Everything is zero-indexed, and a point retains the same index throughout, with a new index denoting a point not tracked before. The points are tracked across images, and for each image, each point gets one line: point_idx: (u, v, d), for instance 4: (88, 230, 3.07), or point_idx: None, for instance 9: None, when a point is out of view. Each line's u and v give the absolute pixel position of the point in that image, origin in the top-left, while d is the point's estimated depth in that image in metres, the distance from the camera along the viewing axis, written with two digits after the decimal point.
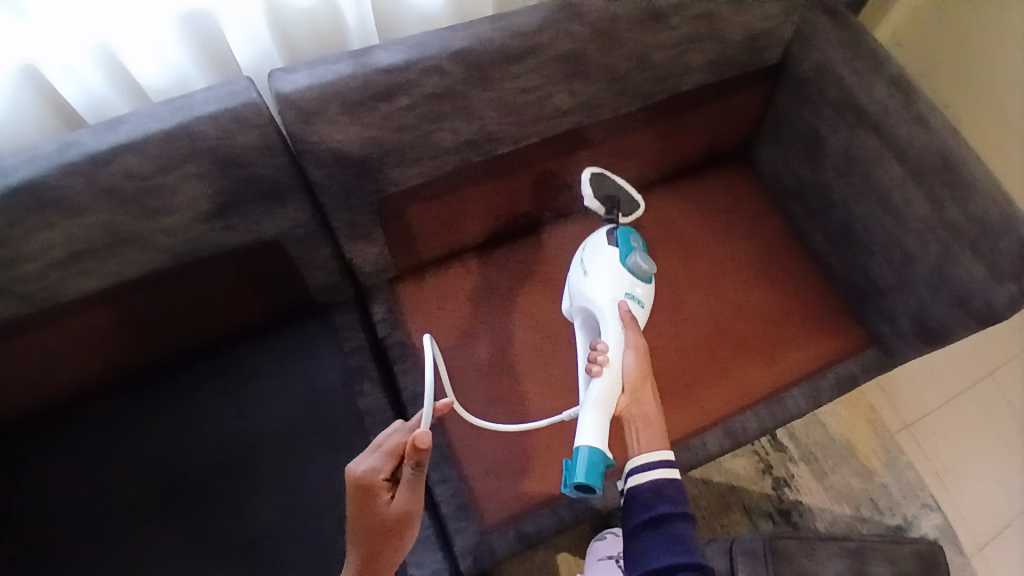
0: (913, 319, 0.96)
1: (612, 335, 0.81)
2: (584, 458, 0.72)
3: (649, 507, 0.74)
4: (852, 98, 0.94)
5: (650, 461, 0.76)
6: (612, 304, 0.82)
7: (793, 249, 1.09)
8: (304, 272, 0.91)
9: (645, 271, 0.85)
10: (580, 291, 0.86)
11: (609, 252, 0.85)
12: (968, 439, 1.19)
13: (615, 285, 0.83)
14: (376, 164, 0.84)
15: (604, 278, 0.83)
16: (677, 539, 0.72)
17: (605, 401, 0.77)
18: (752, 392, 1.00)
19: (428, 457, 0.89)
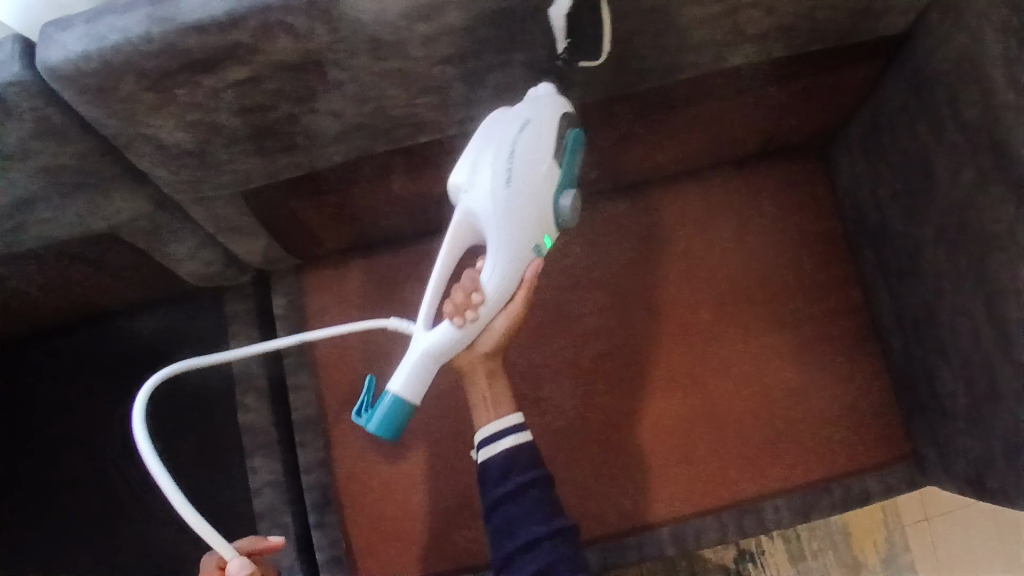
0: (969, 458, 0.68)
1: (497, 289, 0.61)
2: (397, 411, 0.62)
3: (496, 487, 0.61)
4: (998, 128, 0.58)
5: (500, 428, 0.63)
6: (517, 252, 0.60)
7: (844, 306, 0.80)
8: (168, 262, 0.72)
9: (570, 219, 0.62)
10: (486, 196, 0.58)
11: (550, 174, 0.59)
12: (1005, 554, 0.93)
13: (534, 232, 0.60)
14: (226, 151, 0.60)
15: (526, 214, 0.59)
16: (531, 513, 0.60)
17: (444, 355, 0.64)
18: (723, 492, 0.77)
19: (308, 500, 0.76)
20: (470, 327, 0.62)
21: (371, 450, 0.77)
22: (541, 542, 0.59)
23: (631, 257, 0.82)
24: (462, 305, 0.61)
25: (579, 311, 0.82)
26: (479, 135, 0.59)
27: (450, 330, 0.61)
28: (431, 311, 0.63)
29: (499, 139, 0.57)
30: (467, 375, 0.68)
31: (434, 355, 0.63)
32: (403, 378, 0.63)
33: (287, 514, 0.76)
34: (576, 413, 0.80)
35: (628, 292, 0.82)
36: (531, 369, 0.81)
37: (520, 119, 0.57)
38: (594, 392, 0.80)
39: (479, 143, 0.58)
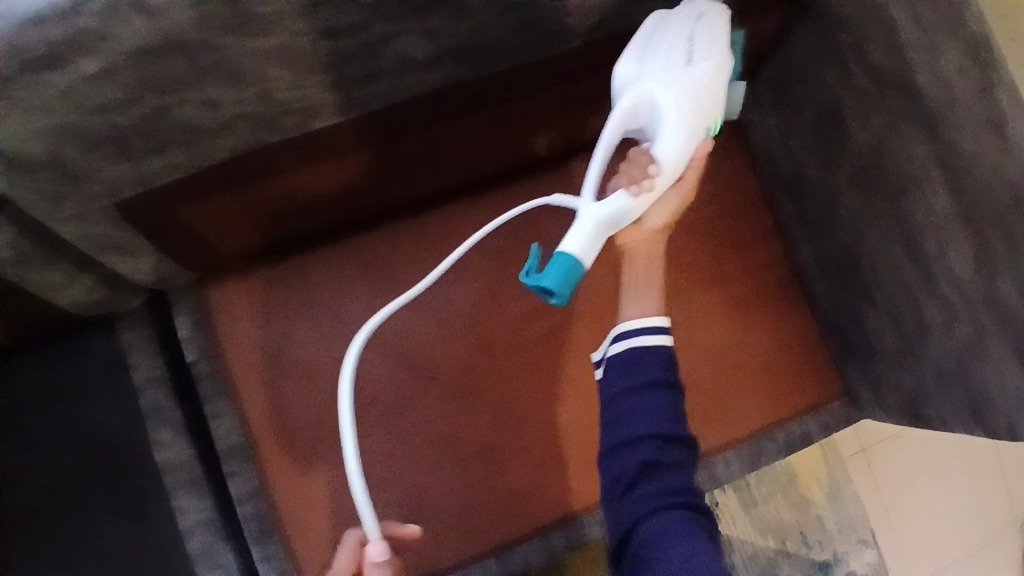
0: (901, 391, 0.71)
1: (676, 163, 0.54)
2: (574, 274, 0.50)
3: (626, 376, 0.53)
4: (903, 67, 0.59)
5: (645, 327, 0.54)
6: (697, 127, 0.55)
7: (773, 256, 0.79)
8: (41, 295, 0.62)
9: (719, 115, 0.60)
10: (666, 72, 0.53)
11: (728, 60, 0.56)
12: (929, 466, 1.01)
13: (711, 112, 0.55)
14: (87, 158, 0.52)
15: (710, 93, 0.54)
16: (662, 411, 0.52)
17: (614, 231, 0.54)
18: None
19: (246, 532, 0.70)
20: (645, 200, 0.54)
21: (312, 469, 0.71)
22: (655, 441, 0.51)
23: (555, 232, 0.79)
24: (640, 174, 0.53)
25: (511, 294, 0.77)
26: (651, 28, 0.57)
27: (628, 197, 0.52)
28: (598, 180, 0.53)
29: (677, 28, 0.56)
30: (626, 255, 0.62)
31: (610, 228, 0.53)
32: (582, 238, 0.51)
33: (227, 554, 0.68)
34: (524, 399, 0.76)
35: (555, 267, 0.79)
36: (472, 356, 0.76)
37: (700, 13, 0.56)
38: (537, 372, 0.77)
39: (645, 36, 0.56)
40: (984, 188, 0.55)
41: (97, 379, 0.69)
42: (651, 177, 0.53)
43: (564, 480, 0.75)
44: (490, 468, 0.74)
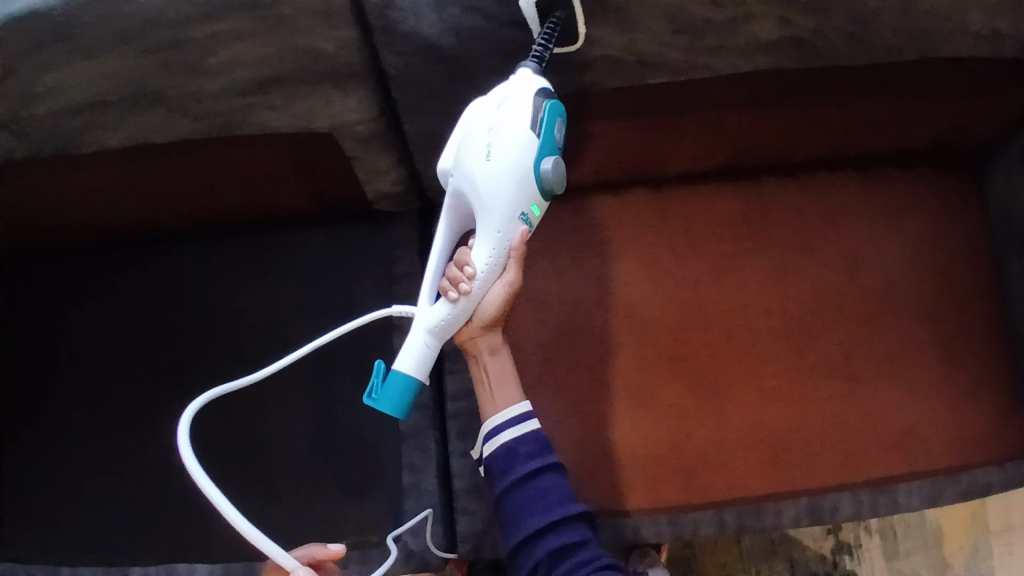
0: None
1: (488, 263, 0.61)
2: (412, 390, 0.63)
3: (512, 468, 0.64)
4: None
5: (505, 419, 0.66)
6: (502, 222, 0.60)
7: (983, 304, 0.83)
8: (362, 177, 0.72)
9: (554, 186, 0.59)
10: (475, 179, 0.58)
11: (518, 139, 0.57)
12: None
13: (513, 205, 0.59)
14: (478, 64, 0.61)
15: (507, 188, 0.58)
16: (549, 496, 0.63)
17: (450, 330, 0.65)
18: (860, 470, 0.79)
19: (451, 426, 0.77)
20: (465, 301, 0.63)
21: None
22: (547, 530, 0.62)
23: (790, 235, 0.84)
24: (455, 278, 0.62)
25: (731, 280, 0.83)
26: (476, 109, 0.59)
27: (446, 307, 0.62)
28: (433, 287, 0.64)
29: (487, 109, 0.58)
30: (470, 350, 0.70)
31: (439, 332, 0.64)
32: (415, 354, 0.63)
33: (431, 439, 0.76)
34: (727, 378, 0.81)
35: (778, 269, 0.83)
36: (686, 328, 0.82)
37: (503, 101, 0.58)
38: (745, 359, 0.81)
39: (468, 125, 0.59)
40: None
41: (367, 263, 0.79)
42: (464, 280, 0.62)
43: (747, 462, 0.79)
44: (682, 434, 0.79)
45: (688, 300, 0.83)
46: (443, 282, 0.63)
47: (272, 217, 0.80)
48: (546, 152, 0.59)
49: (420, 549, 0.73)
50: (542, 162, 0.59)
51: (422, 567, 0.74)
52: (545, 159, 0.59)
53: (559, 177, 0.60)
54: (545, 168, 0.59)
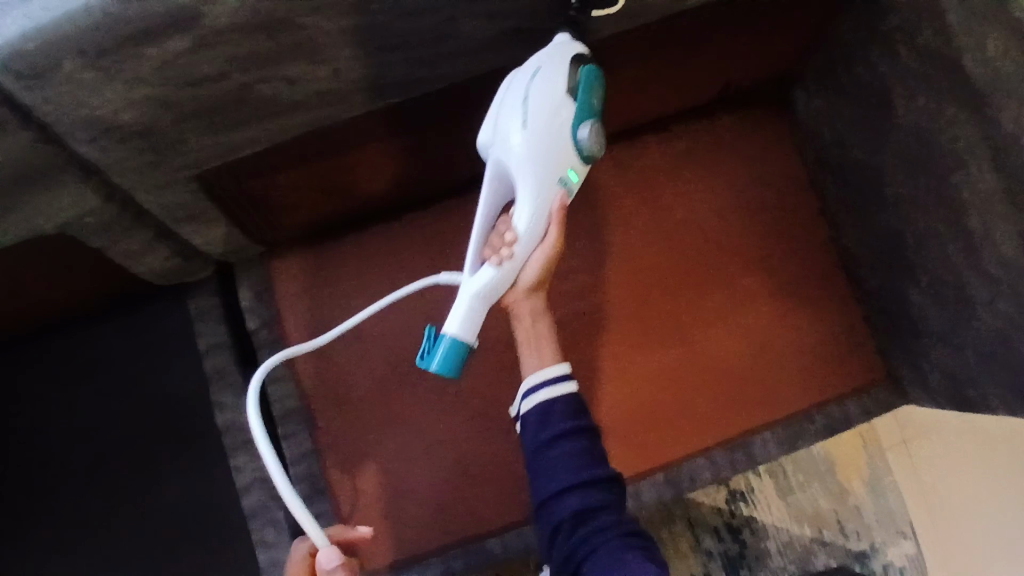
0: (946, 373, 0.71)
1: (530, 228, 0.56)
2: (460, 353, 0.57)
3: (551, 426, 0.57)
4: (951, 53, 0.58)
5: (540, 379, 0.58)
6: (536, 187, 0.55)
7: (814, 235, 0.80)
8: (126, 262, 0.68)
9: (592, 148, 0.54)
10: (512, 146, 0.54)
11: (558, 101, 0.53)
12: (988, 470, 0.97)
13: (553, 167, 0.54)
14: (178, 132, 0.57)
15: (542, 149, 0.53)
16: (582, 459, 0.55)
17: (493, 299, 0.59)
18: (713, 433, 0.77)
19: (298, 492, 0.75)
20: (509, 267, 0.58)
21: (366, 436, 0.75)
22: (574, 491, 0.54)
23: (608, 210, 0.80)
24: (497, 244, 0.57)
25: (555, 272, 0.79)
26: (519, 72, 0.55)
27: (490, 271, 0.57)
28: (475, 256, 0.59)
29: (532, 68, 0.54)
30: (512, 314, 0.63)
31: (485, 297, 0.58)
32: (459, 319, 0.58)
33: (279, 509, 0.75)
34: (569, 370, 0.77)
35: (600, 248, 0.80)
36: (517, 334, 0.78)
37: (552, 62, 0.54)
38: (581, 351, 0.78)
39: (501, 95, 0.56)
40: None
41: (175, 343, 0.76)
42: (506, 246, 0.57)
43: (605, 449, 0.76)
44: None
45: None
46: (484, 250, 0.59)
47: (52, 320, 0.74)
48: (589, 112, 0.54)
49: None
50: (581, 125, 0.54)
51: None
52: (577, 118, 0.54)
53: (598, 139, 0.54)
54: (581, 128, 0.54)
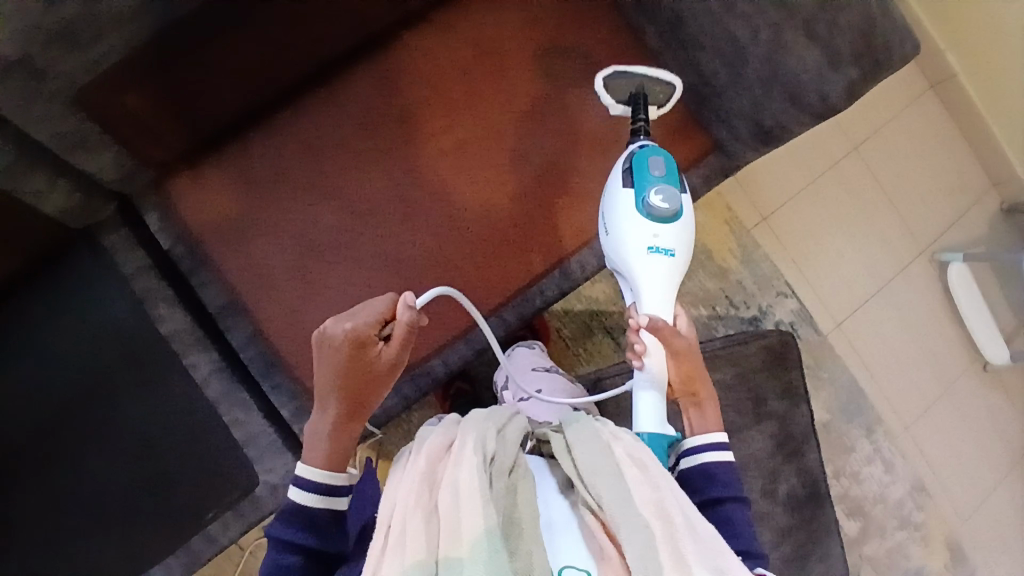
0: (748, 118, 0.85)
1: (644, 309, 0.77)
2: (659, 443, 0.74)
3: (703, 491, 0.70)
4: None
5: (705, 445, 0.72)
6: (634, 258, 0.77)
7: (624, 50, 0.93)
8: (35, 206, 0.76)
9: (664, 212, 0.76)
10: (615, 244, 0.79)
11: (621, 193, 0.79)
12: (832, 224, 1.20)
13: (638, 222, 0.77)
14: (46, 59, 0.66)
15: (629, 223, 0.77)
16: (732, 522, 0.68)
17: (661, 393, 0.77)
18: (590, 225, 0.90)
19: (254, 371, 0.85)
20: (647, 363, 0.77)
21: (297, 307, 0.85)
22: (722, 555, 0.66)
23: (449, 70, 0.91)
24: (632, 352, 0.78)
25: (420, 135, 0.89)
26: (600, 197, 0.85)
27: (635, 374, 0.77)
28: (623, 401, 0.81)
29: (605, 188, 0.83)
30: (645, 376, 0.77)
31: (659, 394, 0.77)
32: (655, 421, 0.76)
33: (242, 391, 0.84)
34: (456, 213, 0.89)
35: (457, 106, 0.90)
36: (402, 190, 0.88)
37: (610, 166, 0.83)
38: (458, 191, 0.89)
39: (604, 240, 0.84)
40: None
41: (100, 282, 0.84)
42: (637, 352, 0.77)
43: (500, 267, 0.89)
44: (442, 271, 0.88)
45: (393, 163, 0.89)
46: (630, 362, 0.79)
47: None
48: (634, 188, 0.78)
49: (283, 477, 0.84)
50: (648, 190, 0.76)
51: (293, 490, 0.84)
52: (643, 205, 0.77)
53: (660, 198, 0.76)
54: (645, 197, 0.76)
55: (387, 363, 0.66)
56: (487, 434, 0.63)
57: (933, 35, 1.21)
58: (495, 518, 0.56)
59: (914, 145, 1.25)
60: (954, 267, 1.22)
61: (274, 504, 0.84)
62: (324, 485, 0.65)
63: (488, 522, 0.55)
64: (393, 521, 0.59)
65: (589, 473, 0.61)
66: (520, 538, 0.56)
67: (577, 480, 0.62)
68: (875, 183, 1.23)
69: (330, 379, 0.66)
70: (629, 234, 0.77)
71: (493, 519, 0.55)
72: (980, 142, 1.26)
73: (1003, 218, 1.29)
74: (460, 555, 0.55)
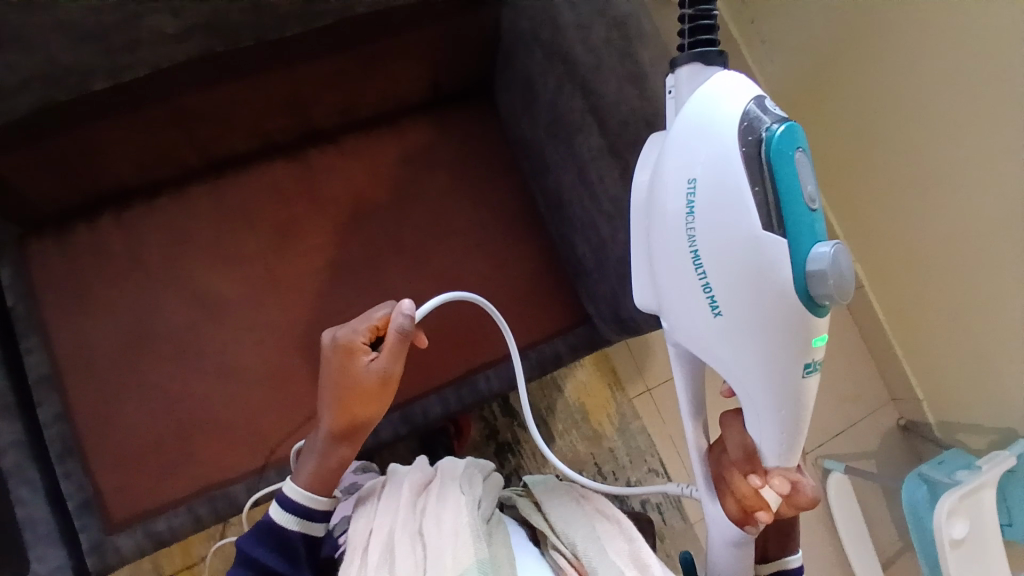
0: (609, 304, 0.87)
1: (772, 440, 0.56)
2: None
3: None
4: (562, 49, 0.80)
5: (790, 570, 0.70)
6: (779, 369, 0.52)
7: (515, 211, 0.97)
8: None
9: (837, 295, 0.51)
10: (724, 334, 0.53)
11: (750, 240, 0.50)
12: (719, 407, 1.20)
13: (794, 313, 0.51)
14: None
15: (779, 302, 0.50)
16: None
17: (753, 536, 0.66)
18: (440, 372, 0.90)
19: (51, 452, 0.80)
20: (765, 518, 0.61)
21: (117, 397, 0.84)
22: None
23: (343, 191, 0.94)
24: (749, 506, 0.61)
25: (299, 248, 0.92)
26: (682, 219, 0.53)
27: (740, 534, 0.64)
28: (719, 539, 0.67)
29: (702, 213, 0.52)
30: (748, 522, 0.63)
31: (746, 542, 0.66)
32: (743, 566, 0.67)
33: (33, 468, 0.77)
34: (313, 332, 0.89)
35: (342, 229, 0.93)
36: (262, 298, 0.89)
37: (715, 164, 0.51)
38: (322, 309, 0.90)
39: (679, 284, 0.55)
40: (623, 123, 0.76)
41: None
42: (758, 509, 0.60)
43: None
44: (279, 392, 0.87)
45: (265, 270, 0.90)
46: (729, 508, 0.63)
47: None
48: (791, 242, 0.50)
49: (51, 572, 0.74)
50: (820, 254, 0.50)
51: None
52: (810, 272, 0.51)
53: (839, 274, 0.50)
54: (815, 266, 0.50)
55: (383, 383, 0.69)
56: (473, 480, 0.67)
57: (843, 241, 1.26)
58: (485, 549, 0.58)
59: None
60: (835, 477, 1.18)
61: None
62: (307, 505, 0.69)
63: (478, 554, 0.58)
64: (375, 535, 0.62)
65: (561, 523, 0.63)
66: (501, 570, 0.57)
67: (548, 531, 0.64)
68: None
69: (326, 393, 0.69)
70: (786, 331, 0.51)
71: (484, 551, 0.58)
72: (881, 354, 1.27)
73: (895, 435, 1.29)
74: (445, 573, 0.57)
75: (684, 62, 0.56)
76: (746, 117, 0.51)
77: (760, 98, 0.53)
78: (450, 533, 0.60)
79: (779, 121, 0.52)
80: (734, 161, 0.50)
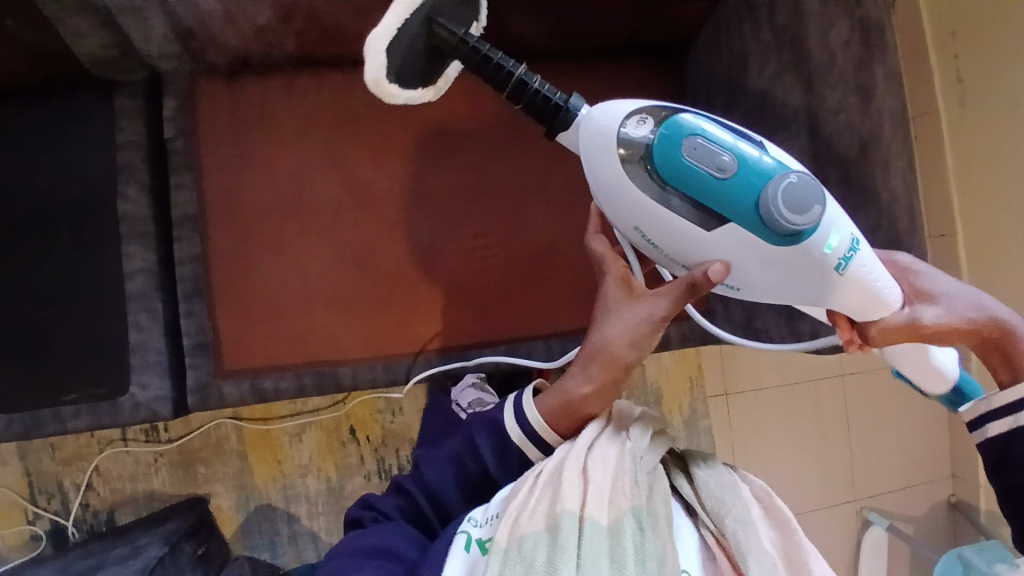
0: (744, 308, 0.88)
1: (855, 304, 0.61)
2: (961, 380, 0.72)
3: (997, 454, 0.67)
4: (797, 35, 0.75)
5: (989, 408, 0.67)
6: (806, 283, 0.58)
7: None
8: (66, 40, 0.72)
9: (803, 215, 0.54)
10: (755, 288, 0.61)
11: (710, 239, 0.57)
12: (784, 432, 1.20)
13: (783, 253, 0.56)
14: None
15: (765, 259, 0.57)
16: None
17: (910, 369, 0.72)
18: (552, 321, 0.91)
19: (180, 288, 0.82)
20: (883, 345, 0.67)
21: (251, 257, 0.86)
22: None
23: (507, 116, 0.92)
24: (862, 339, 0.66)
25: (450, 161, 0.91)
26: (656, 250, 0.61)
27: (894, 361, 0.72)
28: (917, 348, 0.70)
29: (660, 243, 0.59)
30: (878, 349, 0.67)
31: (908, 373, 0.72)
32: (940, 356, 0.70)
33: (157, 301, 0.80)
34: (443, 243, 0.90)
35: (492, 154, 0.91)
36: (404, 200, 0.89)
37: (634, 216, 0.58)
38: (453, 226, 0.90)
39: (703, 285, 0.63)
40: (837, 139, 0.75)
41: (92, 133, 0.79)
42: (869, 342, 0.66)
43: (452, 313, 0.90)
44: (398, 293, 0.89)
45: (413, 173, 0.90)
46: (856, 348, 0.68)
47: None
48: (738, 214, 0.55)
49: (149, 400, 0.78)
50: (762, 192, 0.54)
51: (152, 417, 0.79)
52: (764, 214, 0.54)
53: (788, 198, 0.54)
54: (768, 217, 0.54)
55: (649, 318, 0.61)
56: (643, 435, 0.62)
57: None
58: (644, 499, 0.56)
59: (893, 401, 1.25)
60: (874, 529, 1.19)
61: (128, 420, 0.78)
62: (540, 432, 0.64)
63: (635, 503, 0.56)
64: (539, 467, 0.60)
65: (710, 501, 0.58)
66: (658, 525, 0.55)
67: (698, 505, 0.59)
68: (846, 415, 1.23)
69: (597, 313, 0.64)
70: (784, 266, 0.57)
71: (640, 501, 0.56)
72: (958, 429, 1.25)
73: (944, 509, 1.27)
74: (602, 513, 0.55)
75: (561, 133, 0.60)
76: (624, 161, 0.56)
77: (621, 133, 0.56)
78: (612, 477, 0.58)
79: (654, 144, 0.55)
80: (647, 208, 0.57)
